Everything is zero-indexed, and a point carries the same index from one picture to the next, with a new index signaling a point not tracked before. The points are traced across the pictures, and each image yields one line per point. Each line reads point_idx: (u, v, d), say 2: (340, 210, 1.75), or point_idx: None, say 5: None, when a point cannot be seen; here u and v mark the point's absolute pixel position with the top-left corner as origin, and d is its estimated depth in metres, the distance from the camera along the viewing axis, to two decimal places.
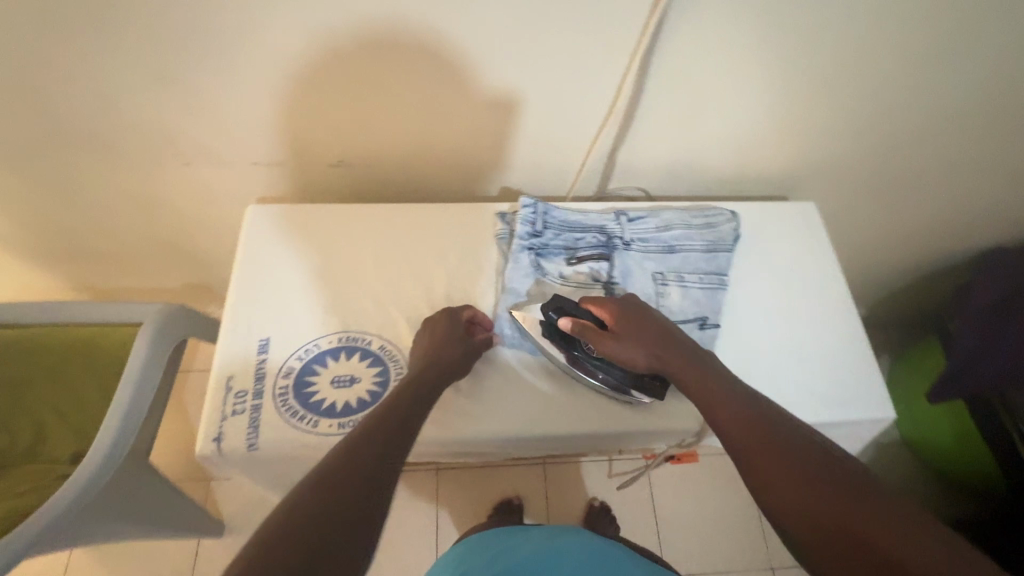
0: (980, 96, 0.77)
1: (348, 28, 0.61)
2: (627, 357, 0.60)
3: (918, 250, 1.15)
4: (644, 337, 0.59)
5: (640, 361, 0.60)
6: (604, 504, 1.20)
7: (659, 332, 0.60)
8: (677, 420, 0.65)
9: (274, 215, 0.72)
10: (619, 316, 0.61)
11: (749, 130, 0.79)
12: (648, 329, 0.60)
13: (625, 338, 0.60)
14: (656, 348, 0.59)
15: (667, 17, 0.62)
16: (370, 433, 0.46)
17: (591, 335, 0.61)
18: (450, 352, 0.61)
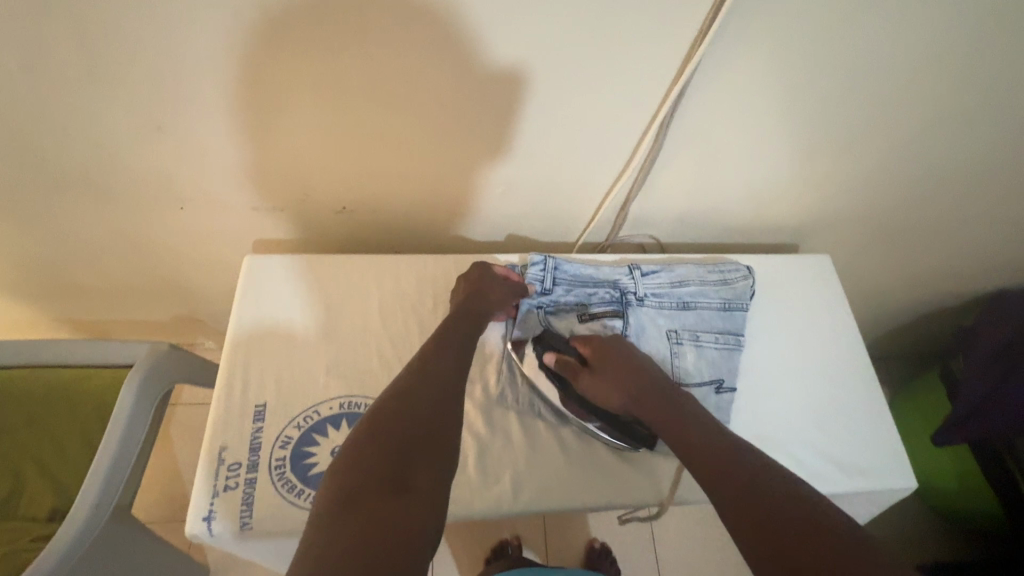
0: (996, 154, 0.76)
1: (359, 82, 0.59)
2: (602, 395, 0.60)
3: (924, 293, 1.14)
4: (620, 376, 0.59)
5: (612, 399, 0.59)
6: (605, 545, 1.17)
7: (643, 373, 0.58)
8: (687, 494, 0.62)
9: (274, 267, 0.69)
10: (597, 351, 0.62)
11: (764, 183, 0.78)
12: (629, 368, 0.59)
13: (602, 375, 0.60)
14: (634, 388, 0.57)
15: (695, 74, 0.60)
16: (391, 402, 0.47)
17: (570, 371, 0.62)
18: (495, 293, 0.64)
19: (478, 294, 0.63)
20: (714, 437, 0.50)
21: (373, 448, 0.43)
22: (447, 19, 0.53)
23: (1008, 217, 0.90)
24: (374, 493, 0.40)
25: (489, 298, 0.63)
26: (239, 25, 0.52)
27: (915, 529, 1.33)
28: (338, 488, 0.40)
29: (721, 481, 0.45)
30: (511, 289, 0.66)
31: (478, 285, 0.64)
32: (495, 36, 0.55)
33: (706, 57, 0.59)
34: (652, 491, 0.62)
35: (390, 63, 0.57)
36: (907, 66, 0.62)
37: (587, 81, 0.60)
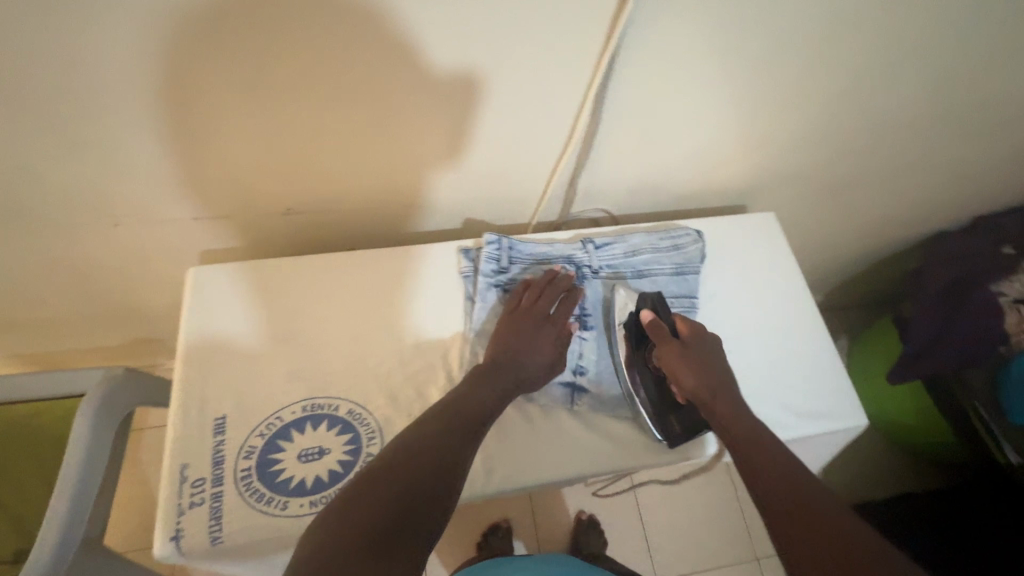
0: (923, 105, 0.79)
1: (282, 81, 0.57)
2: (677, 368, 0.62)
3: (871, 241, 1.19)
4: (702, 363, 0.61)
5: (687, 379, 0.61)
6: (592, 517, 1.19)
7: (722, 370, 0.62)
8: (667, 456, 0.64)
9: (221, 276, 0.67)
10: (695, 333, 0.64)
11: (707, 149, 0.79)
12: (712, 361, 0.62)
13: (691, 356, 0.62)
14: (711, 379, 0.60)
15: (623, 46, 0.60)
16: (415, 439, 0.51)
17: (660, 335, 0.64)
18: (533, 332, 0.63)
19: (515, 332, 0.63)
20: (764, 447, 0.53)
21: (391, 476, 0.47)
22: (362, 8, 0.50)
23: (939, 162, 0.94)
24: (382, 518, 0.44)
25: (526, 338, 0.62)
26: (140, 29, 0.49)
27: (882, 465, 1.40)
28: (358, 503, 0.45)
29: (754, 466, 0.52)
30: (551, 325, 0.64)
31: (522, 319, 0.64)
32: (417, 22, 0.52)
33: (630, 28, 0.58)
34: (642, 455, 0.64)
35: (311, 57, 0.55)
36: (831, 22, 0.63)
37: (516, 64, 0.59)
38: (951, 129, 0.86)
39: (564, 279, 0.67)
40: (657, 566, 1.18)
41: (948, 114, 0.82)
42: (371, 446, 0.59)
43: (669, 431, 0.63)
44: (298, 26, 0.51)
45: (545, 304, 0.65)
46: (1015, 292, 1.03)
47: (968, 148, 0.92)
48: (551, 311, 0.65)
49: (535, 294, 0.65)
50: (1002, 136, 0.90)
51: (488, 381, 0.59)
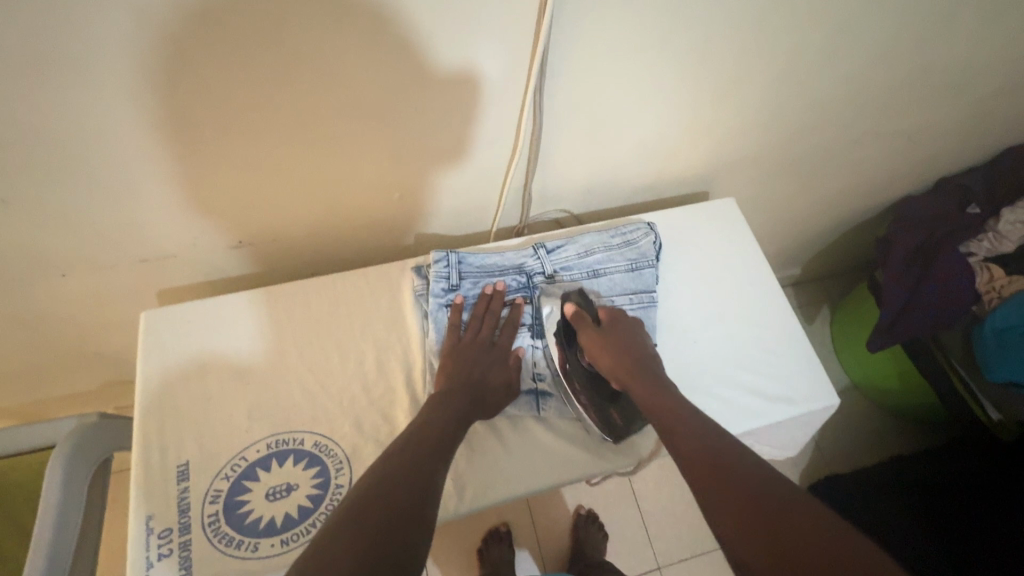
0: (869, 75, 0.79)
1: (209, 117, 0.55)
2: (597, 356, 0.63)
3: (838, 212, 1.19)
4: (619, 346, 0.62)
5: (606, 364, 0.62)
6: (591, 511, 1.20)
7: (638, 351, 0.62)
8: (641, 451, 0.64)
9: (175, 317, 0.66)
10: (614, 320, 0.65)
11: (658, 140, 0.79)
12: (630, 343, 0.63)
13: (605, 341, 0.63)
14: (628, 360, 0.61)
15: (550, 48, 0.58)
16: (391, 470, 0.51)
17: (580, 325, 0.65)
18: (483, 349, 0.65)
19: (468, 352, 0.64)
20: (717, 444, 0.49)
21: (370, 509, 0.47)
22: (275, 33, 0.49)
23: (895, 129, 0.94)
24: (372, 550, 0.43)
25: (478, 355, 0.64)
26: (45, 76, 0.47)
27: (873, 428, 1.41)
28: (341, 544, 0.43)
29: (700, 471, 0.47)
30: (502, 342, 0.66)
31: (474, 339, 0.65)
32: (332, 39, 0.51)
33: (555, 29, 0.56)
34: (619, 458, 0.64)
35: (233, 87, 0.53)
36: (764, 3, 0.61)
37: (449, 77, 0.58)
38: (901, 95, 0.86)
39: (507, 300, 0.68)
40: (659, 555, 1.18)
41: (897, 81, 0.82)
42: (340, 477, 0.58)
43: (612, 424, 0.64)
44: (209, 57, 0.49)
45: (490, 327, 0.66)
46: (982, 253, 1.06)
47: (922, 112, 0.92)
48: (500, 327, 0.67)
49: (475, 321, 0.66)
50: (955, 98, 0.90)
51: (448, 403, 0.60)
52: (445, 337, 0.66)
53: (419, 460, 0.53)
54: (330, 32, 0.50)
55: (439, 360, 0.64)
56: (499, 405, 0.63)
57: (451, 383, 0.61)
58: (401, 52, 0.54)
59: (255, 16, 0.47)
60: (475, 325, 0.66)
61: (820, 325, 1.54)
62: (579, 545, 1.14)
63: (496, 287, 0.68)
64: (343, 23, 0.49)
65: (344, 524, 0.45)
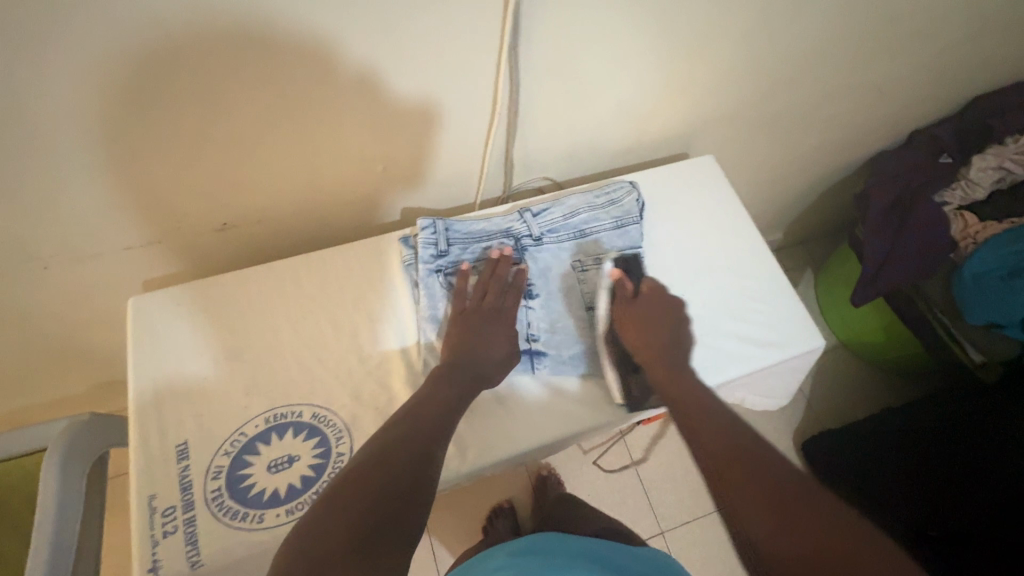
0: (837, 26, 0.80)
1: (179, 94, 0.54)
2: (631, 326, 0.65)
3: (817, 169, 1.21)
4: (657, 322, 0.65)
5: (640, 338, 0.65)
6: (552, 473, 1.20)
7: (672, 329, 0.66)
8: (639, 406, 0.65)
9: (165, 301, 0.65)
10: (653, 293, 0.68)
11: (635, 101, 0.79)
12: (662, 319, 0.66)
13: (642, 313, 0.66)
14: (662, 340, 0.64)
15: (524, 6, 0.57)
16: (375, 454, 0.50)
17: (619, 293, 0.68)
18: (484, 323, 0.64)
19: (468, 325, 0.64)
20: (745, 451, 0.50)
21: (349, 495, 0.46)
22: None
23: (868, 79, 0.96)
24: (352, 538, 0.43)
25: (480, 328, 0.64)
26: (11, 55, 0.45)
27: (861, 384, 1.45)
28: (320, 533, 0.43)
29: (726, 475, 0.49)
30: (505, 313, 0.66)
31: (474, 313, 0.64)
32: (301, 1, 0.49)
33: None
34: (613, 411, 0.64)
35: (206, 58, 0.51)
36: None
37: (421, 41, 0.57)
38: (871, 45, 0.87)
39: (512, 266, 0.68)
40: (661, 520, 1.20)
41: (863, 32, 0.83)
42: (340, 446, 0.59)
43: (628, 391, 0.64)
44: (180, 24, 0.48)
45: (495, 294, 0.66)
46: (956, 201, 1.10)
47: (893, 62, 0.93)
48: (500, 301, 0.66)
49: (482, 286, 0.66)
50: (923, 46, 0.91)
51: (441, 383, 0.59)
52: (450, 304, 0.65)
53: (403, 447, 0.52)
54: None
55: (442, 328, 0.64)
56: (497, 375, 0.63)
57: (449, 359, 0.61)
58: (374, 14, 0.53)
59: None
60: (480, 291, 0.66)
61: (804, 288, 1.57)
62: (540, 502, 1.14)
63: (502, 253, 0.68)
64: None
65: (326, 512, 0.45)
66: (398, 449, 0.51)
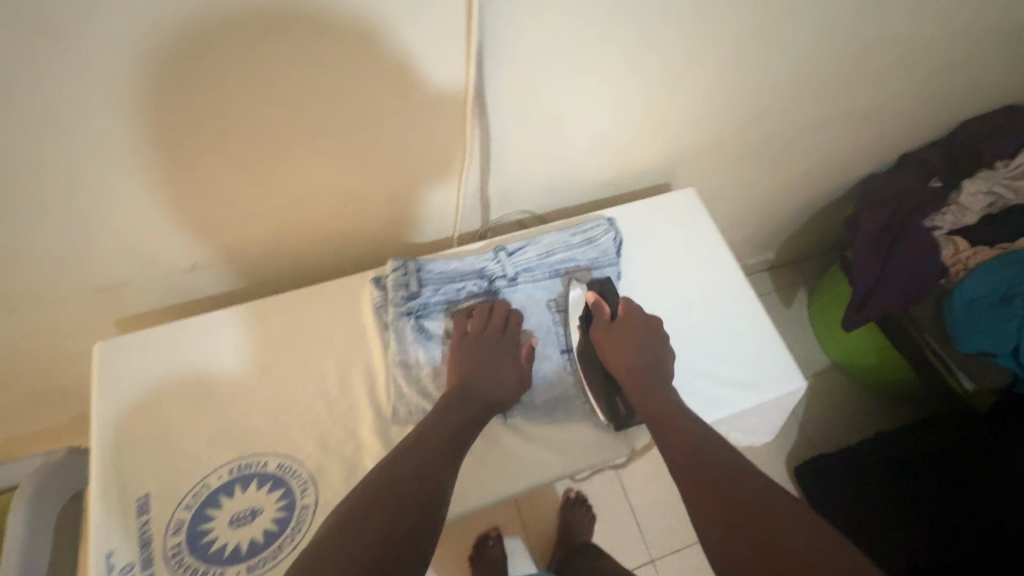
0: (817, 57, 0.79)
1: (134, 144, 0.53)
2: (608, 349, 0.65)
3: (807, 193, 1.20)
4: (631, 343, 0.64)
5: (620, 360, 0.63)
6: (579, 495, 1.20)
7: (651, 349, 0.64)
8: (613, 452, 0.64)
9: (130, 347, 0.64)
10: (628, 315, 0.66)
11: (612, 134, 0.78)
12: (638, 340, 0.64)
13: (617, 335, 0.65)
14: (636, 363, 0.62)
15: (485, 43, 0.56)
16: (385, 479, 0.50)
17: (597, 317, 0.67)
18: (492, 348, 0.64)
19: (478, 350, 0.63)
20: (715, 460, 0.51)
21: (358, 520, 0.46)
22: (194, 45, 0.46)
23: (853, 107, 0.94)
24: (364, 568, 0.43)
25: (489, 351, 0.63)
26: None
27: (855, 407, 1.43)
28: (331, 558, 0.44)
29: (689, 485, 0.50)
30: (512, 338, 0.66)
31: (482, 338, 0.64)
32: (254, 49, 0.48)
33: (486, 25, 0.54)
34: (584, 458, 0.63)
35: (160, 107, 0.50)
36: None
37: (384, 85, 0.56)
38: (852, 73, 0.86)
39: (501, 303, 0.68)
40: (652, 548, 1.18)
41: (844, 62, 0.82)
42: (305, 498, 0.57)
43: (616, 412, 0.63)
44: (128, 76, 0.47)
45: (497, 324, 0.65)
46: (947, 226, 1.09)
47: (877, 89, 0.92)
48: (506, 326, 0.66)
49: (482, 318, 0.66)
50: (907, 73, 0.90)
51: (454, 405, 0.59)
52: (456, 333, 0.65)
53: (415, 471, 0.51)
54: (251, 42, 0.47)
55: (450, 354, 0.64)
56: (512, 400, 0.63)
57: (461, 383, 0.61)
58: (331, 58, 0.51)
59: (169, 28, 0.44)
60: (481, 322, 0.65)
61: (798, 309, 1.55)
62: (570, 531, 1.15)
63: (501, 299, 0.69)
64: (270, 30, 0.47)
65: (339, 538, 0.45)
66: (409, 474, 0.51)
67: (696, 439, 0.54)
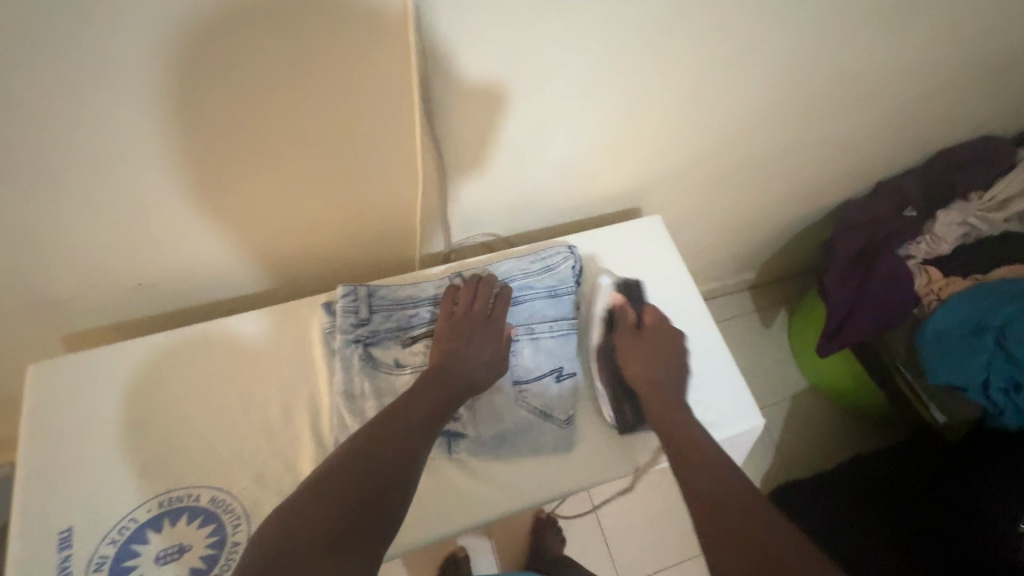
0: (785, 88, 0.78)
1: (57, 162, 0.50)
2: (627, 352, 0.67)
3: (782, 216, 1.19)
4: (652, 350, 0.67)
5: (637, 366, 0.66)
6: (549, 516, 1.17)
7: (671, 361, 0.67)
8: (559, 481, 0.62)
9: (65, 372, 0.62)
10: (655, 326, 0.70)
11: (577, 161, 0.76)
12: (660, 349, 0.68)
13: (641, 341, 0.68)
14: (655, 371, 0.65)
15: (431, 70, 0.54)
16: (353, 452, 0.50)
17: (621, 320, 0.70)
18: (474, 328, 0.64)
19: (461, 331, 0.64)
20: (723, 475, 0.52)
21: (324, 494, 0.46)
22: (107, 71, 0.44)
23: (825, 135, 0.94)
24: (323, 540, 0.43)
25: (471, 332, 0.63)
26: None
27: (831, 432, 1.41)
28: (293, 528, 0.44)
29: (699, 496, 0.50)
30: (495, 319, 0.65)
31: (466, 317, 0.64)
32: (176, 75, 0.46)
33: (430, 59, 0.53)
34: (532, 496, 0.61)
35: (75, 126, 0.47)
36: (659, 23, 0.59)
37: (325, 111, 0.54)
38: (822, 104, 0.85)
39: (497, 285, 0.68)
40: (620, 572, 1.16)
41: (812, 93, 0.81)
42: (237, 534, 0.55)
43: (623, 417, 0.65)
44: (37, 95, 0.44)
45: (482, 304, 0.65)
46: (921, 255, 1.10)
47: (848, 119, 0.91)
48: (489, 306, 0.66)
49: (468, 297, 0.66)
50: (878, 104, 0.90)
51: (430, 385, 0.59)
52: (443, 308, 0.66)
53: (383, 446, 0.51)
54: (172, 70, 0.45)
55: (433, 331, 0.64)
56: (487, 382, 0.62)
57: (440, 363, 0.61)
58: (263, 87, 0.49)
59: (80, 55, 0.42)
60: (467, 301, 0.66)
61: (778, 329, 1.54)
62: (537, 553, 1.13)
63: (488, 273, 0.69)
64: (190, 60, 0.45)
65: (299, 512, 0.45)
66: (375, 449, 0.51)
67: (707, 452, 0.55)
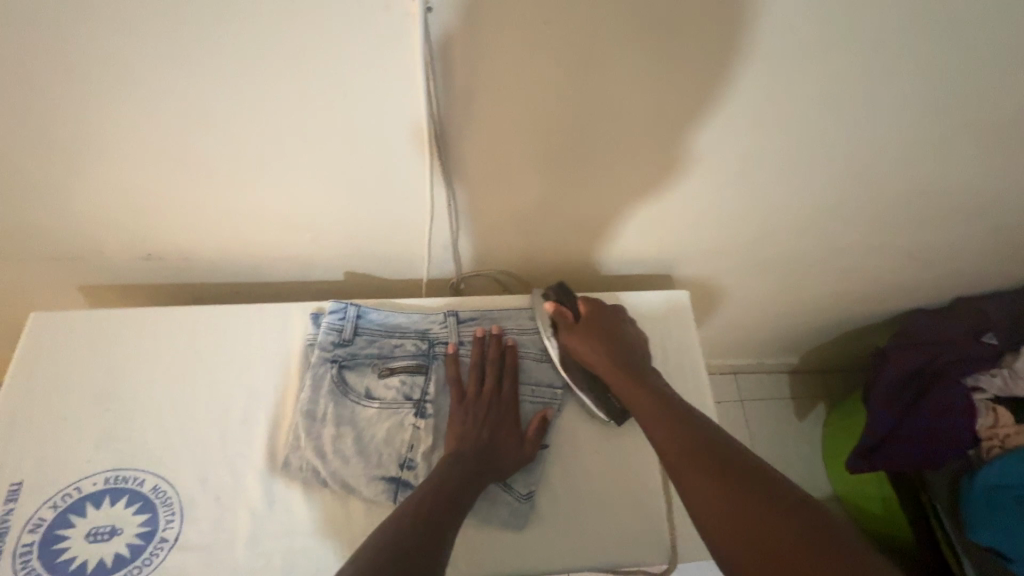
0: (851, 188, 0.71)
1: (89, 130, 0.52)
2: (581, 350, 0.63)
3: (835, 311, 1.08)
4: (600, 338, 0.62)
5: (593, 357, 0.62)
6: None
7: (619, 344, 0.62)
8: (503, 561, 0.57)
9: (63, 326, 0.64)
10: (596, 311, 0.66)
11: (603, 221, 0.72)
12: (610, 336, 0.63)
13: (586, 333, 0.63)
14: (610, 361, 0.61)
15: (450, 106, 0.52)
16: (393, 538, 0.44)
17: (561, 320, 0.65)
18: (495, 408, 0.61)
19: (478, 405, 0.60)
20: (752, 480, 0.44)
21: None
22: (143, 61, 0.46)
23: (895, 241, 0.84)
24: None
25: (488, 413, 0.60)
26: None
27: None
28: None
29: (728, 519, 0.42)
30: (507, 390, 0.62)
31: (478, 395, 0.61)
32: (203, 76, 0.48)
33: (450, 98, 0.51)
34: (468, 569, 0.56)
35: (111, 101, 0.50)
36: (704, 102, 0.54)
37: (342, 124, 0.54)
38: (895, 210, 0.76)
39: (506, 353, 0.65)
40: None
41: (886, 197, 0.73)
42: (167, 530, 0.54)
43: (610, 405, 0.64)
44: (80, 68, 0.46)
45: (492, 375, 0.63)
46: (992, 390, 0.94)
47: (925, 229, 0.81)
48: (499, 380, 0.63)
49: (476, 370, 0.63)
50: (964, 219, 0.80)
51: (457, 467, 0.54)
52: (450, 381, 0.62)
53: (424, 532, 0.46)
54: (195, 70, 0.47)
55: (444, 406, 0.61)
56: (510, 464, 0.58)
57: (461, 443, 0.57)
58: (277, 96, 0.50)
59: (107, 47, 0.45)
60: (476, 372, 0.63)
61: (810, 424, 1.40)
62: None
63: (490, 330, 0.66)
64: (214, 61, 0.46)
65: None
66: (416, 533, 0.45)
67: (715, 456, 0.47)
